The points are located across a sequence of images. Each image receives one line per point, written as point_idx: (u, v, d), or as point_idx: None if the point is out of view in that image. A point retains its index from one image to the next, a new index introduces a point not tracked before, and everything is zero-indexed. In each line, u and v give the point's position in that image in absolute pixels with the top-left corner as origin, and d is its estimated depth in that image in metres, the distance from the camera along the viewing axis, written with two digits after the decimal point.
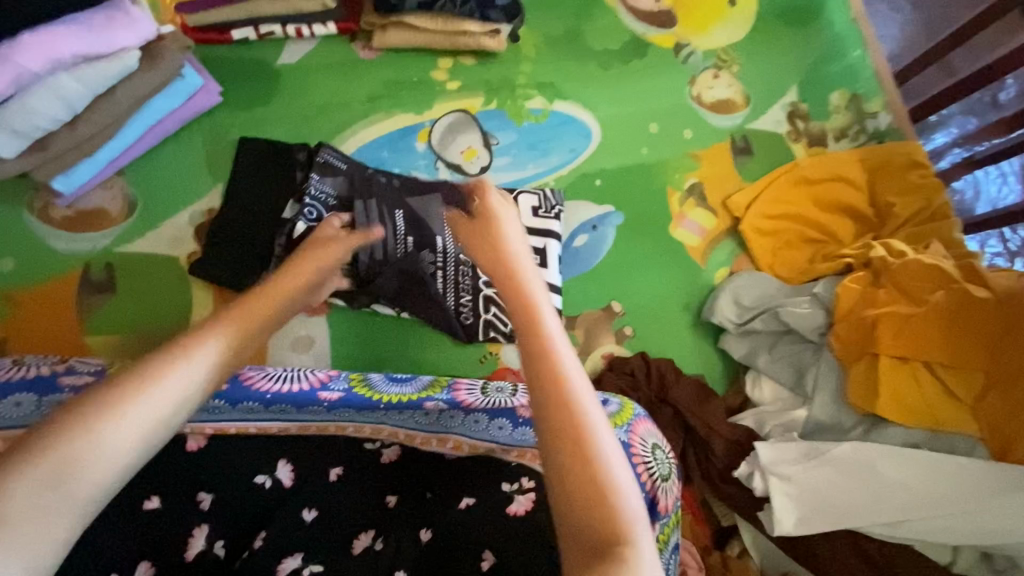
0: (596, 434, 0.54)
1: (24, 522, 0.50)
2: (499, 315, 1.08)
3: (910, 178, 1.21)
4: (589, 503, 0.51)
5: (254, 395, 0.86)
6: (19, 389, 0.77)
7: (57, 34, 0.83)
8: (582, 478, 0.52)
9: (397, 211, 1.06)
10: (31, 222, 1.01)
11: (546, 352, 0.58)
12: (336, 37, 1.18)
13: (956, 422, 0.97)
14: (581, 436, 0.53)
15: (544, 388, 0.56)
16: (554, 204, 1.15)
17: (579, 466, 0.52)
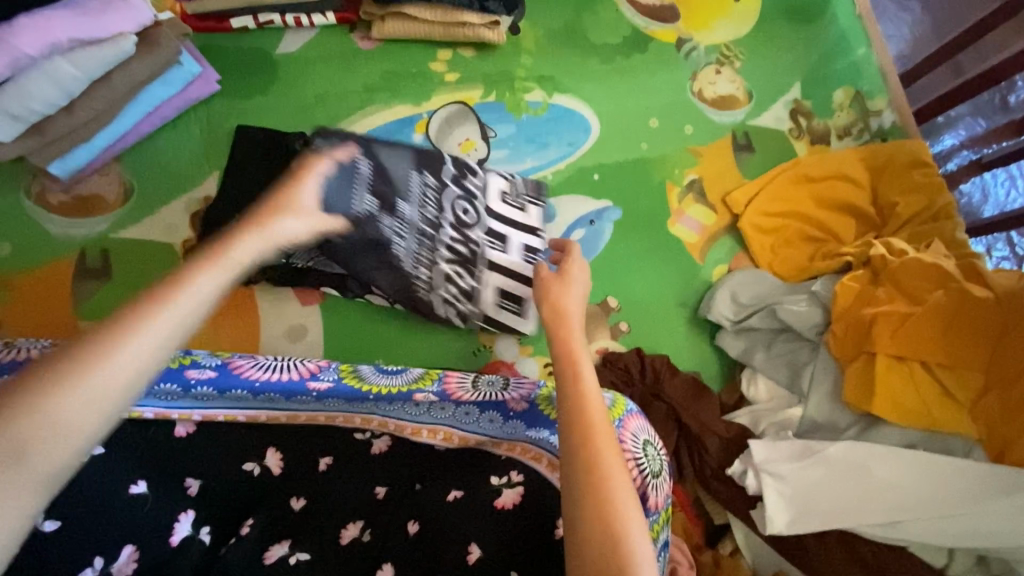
0: (613, 480, 0.57)
1: None
2: (456, 294, 1.08)
3: (913, 176, 1.19)
4: (602, 542, 0.54)
5: (243, 383, 0.86)
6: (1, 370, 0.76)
7: (53, 19, 0.84)
8: (597, 520, 0.55)
9: (362, 161, 0.99)
10: (27, 206, 1.02)
11: (579, 400, 0.63)
12: (335, 27, 1.18)
13: (954, 423, 0.96)
14: (601, 481, 0.57)
15: (568, 434, 0.61)
16: (523, 191, 1.15)
17: (591, 508, 0.55)
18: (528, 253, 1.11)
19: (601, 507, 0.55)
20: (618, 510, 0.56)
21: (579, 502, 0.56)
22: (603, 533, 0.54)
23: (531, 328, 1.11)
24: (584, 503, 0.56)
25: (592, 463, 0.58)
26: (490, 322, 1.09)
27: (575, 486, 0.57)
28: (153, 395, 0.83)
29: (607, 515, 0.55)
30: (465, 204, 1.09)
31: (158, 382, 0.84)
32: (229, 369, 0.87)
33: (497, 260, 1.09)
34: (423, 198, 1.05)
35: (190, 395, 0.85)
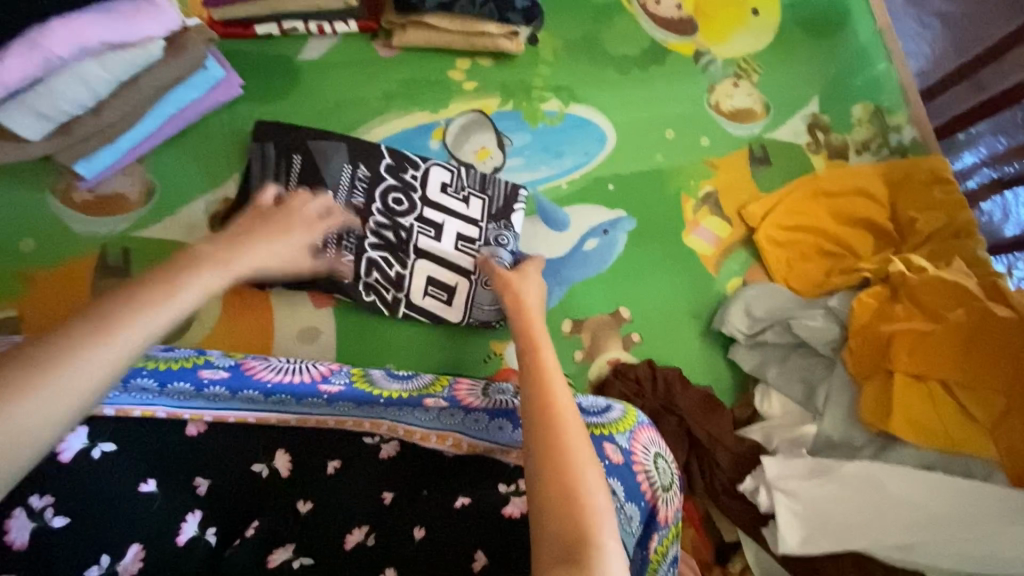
0: (570, 438, 0.61)
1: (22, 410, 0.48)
2: (381, 280, 1.09)
3: (932, 193, 1.18)
4: (561, 494, 0.57)
5: (255, 384, 0.86)
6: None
7: (83, 21, 0.86)
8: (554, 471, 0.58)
9: (295, 155, 1.08)
10: (51, 204, 1.04)
11: (538, 371, 0.67)
12: (357, 35, 1.20)
13: (972, 445, 0.94)
14: (559, 441, 0.60)
15: (531, 401, 0.64)
16: (465, 183, 1.12)
17: (556, 469, 0.58)
18: (461, 242, 1.11)
19: (564, 470, 0.58)
20: (577, 462, 0.59)
21: (545, 465, 0.58)
22: (563, 486, 0.57)
23: (460, 318, 1.10)
24: (544, 457, 0.59)
25: (549, 423, 0.62)
26: (417, 310, 1.09)
27: (535, 448, 0.60)
28: (165, 394, 0.83)
29: (564, 469, 0.58)
30: (399, 194, 1.10)
31: (171, 382, 0.84)
32: (242, 369, 0.87)
33: (427, 248, 1.10)
34: (353, 188, 1.09)
35: (201, 395, 0.84)
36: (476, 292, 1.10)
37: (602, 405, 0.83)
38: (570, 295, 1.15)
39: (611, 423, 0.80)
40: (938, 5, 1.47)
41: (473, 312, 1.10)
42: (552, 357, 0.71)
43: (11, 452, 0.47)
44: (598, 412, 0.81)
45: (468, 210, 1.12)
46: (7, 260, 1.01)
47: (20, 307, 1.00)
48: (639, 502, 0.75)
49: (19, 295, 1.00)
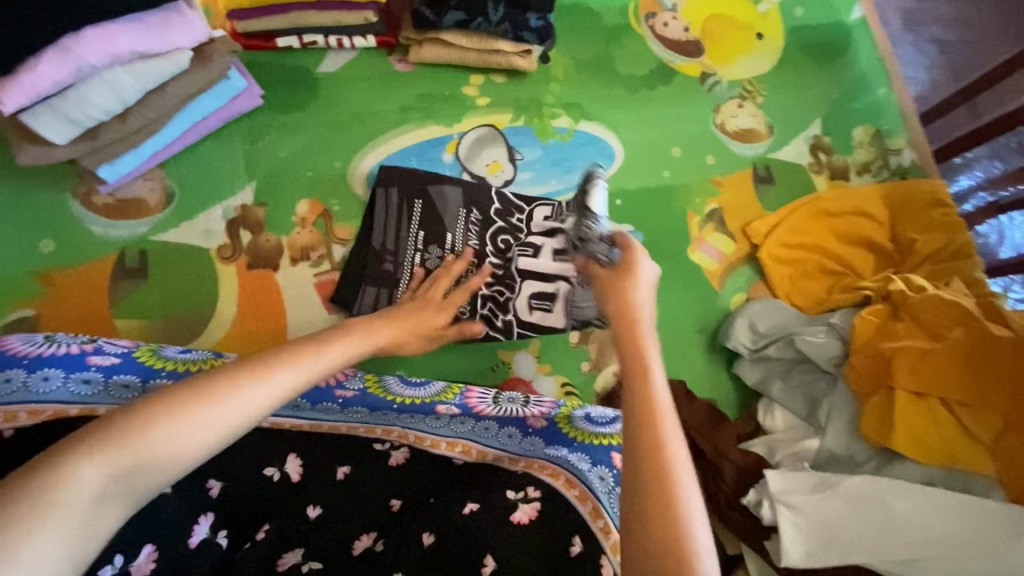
0: (676, 467, 0.53)
1: (184, 429, 0.52)
2: (495, 309, 1.09)
3: (931, 216, 1.21)
4: (661, 528, 0.50)
5: (330, 395, 0.92)
6: (7, 365, 0.78)
7: (115, 30, 0.87)
8: (656, 502, 0.51)
9: (414, 200, 1.12)
10: (72, 206, 1.06)
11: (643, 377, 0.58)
12: (374, 49, 1.23)
13: (971, 460, 0.96)
14: (662, 466, 0.52)
15: (634, 419, 0.55)
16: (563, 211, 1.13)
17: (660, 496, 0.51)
18: (558, 257, 1.11)
19: (666, 505, 0.50)
20: (682, 498, 0.51)
21: (642, 497, 0.51)
22: (663, 521, 0.50)
23: (565, 324, 1.09)
24: (644, 483, 0.52)
25: (654, 445, 0.53)
26: (525, 325, 1.09)
27: (634, 476, 0.53)
28: None
29: (667, 500, 0.51)
30: (509, 235, 1.13)
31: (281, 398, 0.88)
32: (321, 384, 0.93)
33: (530, 267, 1.10)
34: (468, 229, 1.12)
35: None
36: (575, 291, 1.08)
37: None
38: None
39: None
40: (935, 32, 1.52)
41: (573, 313, 1.09)
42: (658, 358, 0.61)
43: (175, 460, 0.52)
44: (606, 424, 0.89)
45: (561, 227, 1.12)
46: (26, 261, 1.03)
47: (39, 307, 1.01)
48: None
49: (38, 295, 1.02)
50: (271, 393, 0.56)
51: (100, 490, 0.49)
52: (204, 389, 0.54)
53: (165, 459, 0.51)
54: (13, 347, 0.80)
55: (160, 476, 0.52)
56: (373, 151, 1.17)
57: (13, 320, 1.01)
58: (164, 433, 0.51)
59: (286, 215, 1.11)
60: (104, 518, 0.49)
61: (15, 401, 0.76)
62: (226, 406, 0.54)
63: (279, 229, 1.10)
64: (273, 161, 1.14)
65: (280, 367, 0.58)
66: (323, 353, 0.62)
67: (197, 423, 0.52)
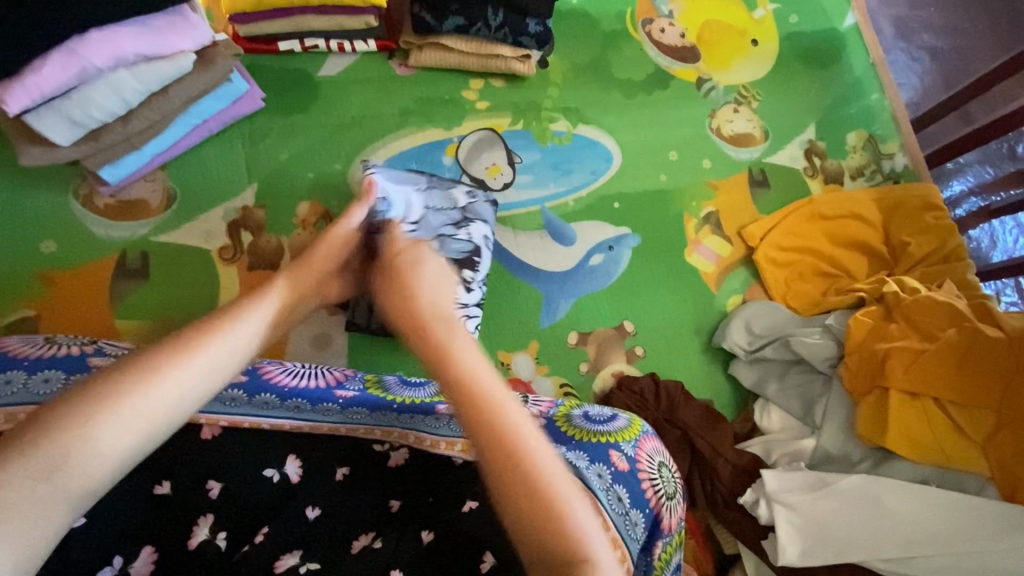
0: (530, 455, 0.56)
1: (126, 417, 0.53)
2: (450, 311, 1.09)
3: (924, 219, 1.23)
4: (540, 520, 0.54)
5: (330, 396, 0.90)
6: (9, 365, 0.78)
7: (120, 33, 0.88)
8: (528, 502, 0.55)
9: None
10: (73, 206, 1.07)
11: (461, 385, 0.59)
12: (375, 54, 1.24)
13: (964, 459, 0.97)
14: (518, 462, 0.56)
15: (475, 431, 0.57)
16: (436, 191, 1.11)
17: (529, 494, 0.55)
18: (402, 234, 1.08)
19: (534, 499, 0.55)
20: (546, 483, 0.55)
21: (513, 501, 0.55)
22: (536, 516, 0.54)
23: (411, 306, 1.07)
24: (509, 490, 0.55)
25: (505, 447, 0.56)
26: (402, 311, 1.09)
27: (498, 485, 0.56)
28: None
29: (535, 493, 0.55)
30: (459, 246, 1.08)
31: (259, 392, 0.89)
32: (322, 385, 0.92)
33: None
34: None
35: (255, 404, 0.88)
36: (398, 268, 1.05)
37: (610, 414, 0.87)
38: (575, 309, 1.19)
39: (617, 431, 0.84)
40: (926, 39, 1.55)
41: None
42: (468, 349, 0.63)
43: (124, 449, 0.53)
44: (603, 421, 0.86)
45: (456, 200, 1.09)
46: (27, 261, 1.03)
47: (38, 308, 1.01)
48: (643, 509, 0.79)
49: (38, 295, 1.02)
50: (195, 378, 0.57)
51: (30, 491, 0.47)
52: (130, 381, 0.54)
53: (107, 455, 0.52)
54: (17, 348, 0.81)
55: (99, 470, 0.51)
56: (373, 154, 1.19)
57: (12, 321, 1.01)
58: (90, 428, 0.51)
59: (286, 217, 1.12)
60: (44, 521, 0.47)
61: (18, 401, 0.76)
62: (158, 391, 0.55)
63: (280, 231, 1.11)
64: (274, 164, 1.15)
65: (195, 353, 0.59)
66: (241, 328, 0.63)
67: (130, 414, 0.53)
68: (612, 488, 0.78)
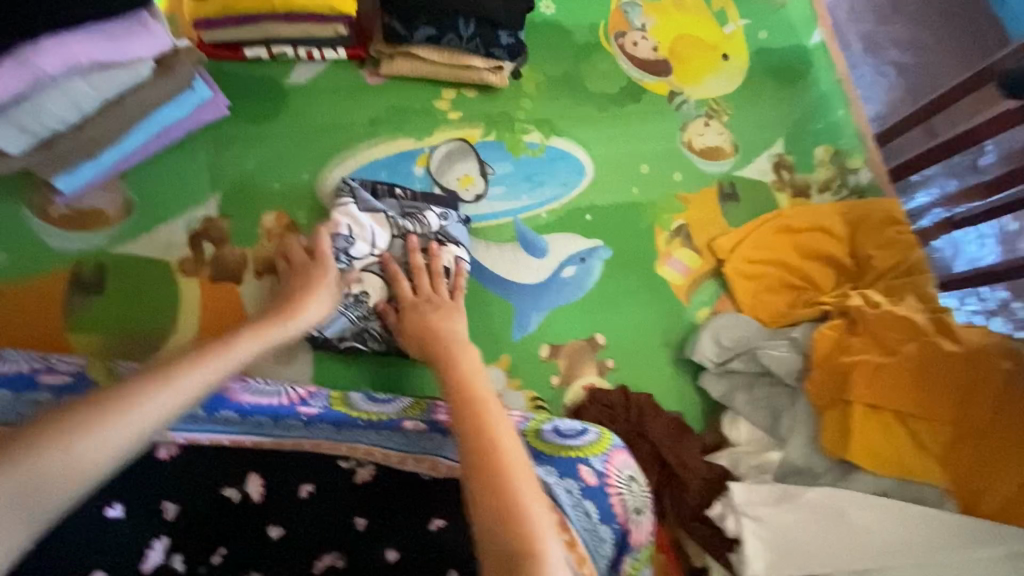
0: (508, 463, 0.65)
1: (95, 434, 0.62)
2: None
3: (887, 234, 1.26)
4: (502, 515, 0.60)
5: (294, 413, 0.86)
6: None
7: (77, 43, 0.85)
8: (496, 499, 0.62)
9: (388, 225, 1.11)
10: (26, 216, 1.03)
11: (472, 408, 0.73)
12: (345, 62, 1.23)
13: (925, 472, 1.00)
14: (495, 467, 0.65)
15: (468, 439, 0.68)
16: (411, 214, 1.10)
17: (497, 497, 0.62)
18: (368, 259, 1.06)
19: (500, 496, 0.62)
20: (516, 486, 0.63)
21: (483, 496, 0.62)
22: (501, 510, 0.61)
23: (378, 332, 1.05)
24: (480, 485, 0.63)
25: (489, 451, 0.66)
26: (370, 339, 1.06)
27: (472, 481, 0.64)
28: None
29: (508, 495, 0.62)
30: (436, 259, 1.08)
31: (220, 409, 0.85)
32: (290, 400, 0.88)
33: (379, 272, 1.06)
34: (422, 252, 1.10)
35: (213, 420, 0.84)
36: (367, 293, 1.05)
37: (578, 428, 0.87)
38: (547, 321, 1.19)
39: (588, 445, 0.84)
40: (892, 55, 1.59)
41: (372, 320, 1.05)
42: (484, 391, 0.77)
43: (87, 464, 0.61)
44: (573, 436, 0.86)
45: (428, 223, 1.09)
46: None
47: None
48: (612, 525, 0.79)
49: None
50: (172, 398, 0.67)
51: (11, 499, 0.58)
52: (112, 401, 0.65)
53: (72, 465, 0.61)
54: None
55: (65, 489, 0.61)
56: (342, 164, 1.17)
57: None
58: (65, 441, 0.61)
59: (251, 228, 1.09)
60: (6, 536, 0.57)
61: None
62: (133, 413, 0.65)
63: (244, 241, 1.08)
64: (238, 173, 1.12)
65: (173, 382, 0.69)
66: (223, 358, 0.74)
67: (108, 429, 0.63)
68: (581, 504, 0.78)
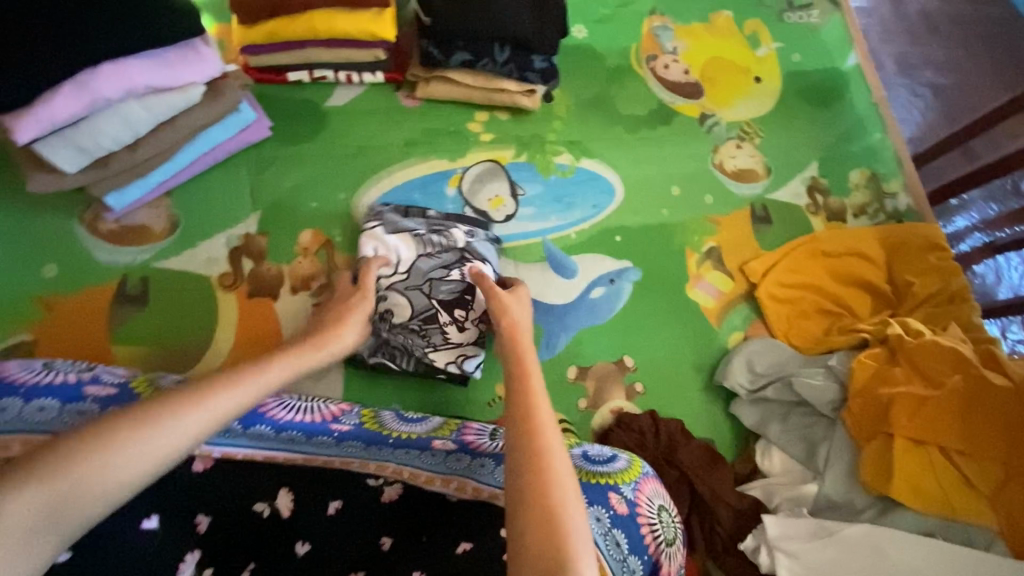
0: (556, 470, 0.62)
1: (132, 453, 0.60)
2: (446, 353, 1.08)
3: (927, 259, 1.21)
4: (545, 525, 0.58)
5: (327, 429, 0.88)
6: (5, 393, 0.78)
7: (133, 67, 0.90)
8: (540, 508, 0.59)
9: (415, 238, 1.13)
10: (78, 231, 1.08)
11: (527, 396, 0.68)
12: (382, 85, 1.26)
13: (971, 511, 0.95)
14: (542, 472, 0.61)
15: (516, 433, 0.65)
16: (437, 229, 1.13)
17: (541, 506, 0.59)
18: (393, 272, 1.10)
19: (544, 506, 0.59)
20: (561, 500, 0.60)
21: (526, 502, 0.59)
22: (546, 520, 0.58)
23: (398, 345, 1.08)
24: (526, 486, 0.61)
25: (537, 452, 0.63)
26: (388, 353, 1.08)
27: (517, 482, 0.61)
28: None
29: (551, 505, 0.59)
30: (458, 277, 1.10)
31: (254, 425, 0.87)
32: (324, 418, 0.90)
33: (402, 285, 1.09)
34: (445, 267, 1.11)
35: (249, 435, 0.86)
36: (391, 305, 1.09)
37: (609, 454, 0.86)
38: (575, 342, 1.18)
39: (618, 472, 0.83)
40: (929, 77, 1.56)
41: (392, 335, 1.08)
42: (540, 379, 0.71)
43: (119, 487, 0.59)
44: (603, 462, 0.84)
45: (456, 239, 1.12)
46: (28, 285, 1.04)
47: (36, 332, 1.01)
48: (642, 556, 0.77)
49: (38, 320, 1.02)
50: (211, 415, 0.65)
51: (42, 516, 0.56)
52: (152, 416, 0.62)
53: (103, 485, 0.59)
54: (12, 374, 0.80)
55: (94, 507, 0.59)
56: (376, 184, 1.19)
57: (10, 345, 1.01)
58: (102, 460, 0.59)
59: (287, 245, 1.12)
60: (36, 550, 0.55)
61: (13, 430, 0.76)
62: (171, 432, 0.62)
63: (282, 258, 1.11)
64: (277, 192, 1.15)
65: (214, 397, 0.66)
66: (262, 376, 0.71)
67: (145, 446, 0.61)
68: (611, 532, 0.76)
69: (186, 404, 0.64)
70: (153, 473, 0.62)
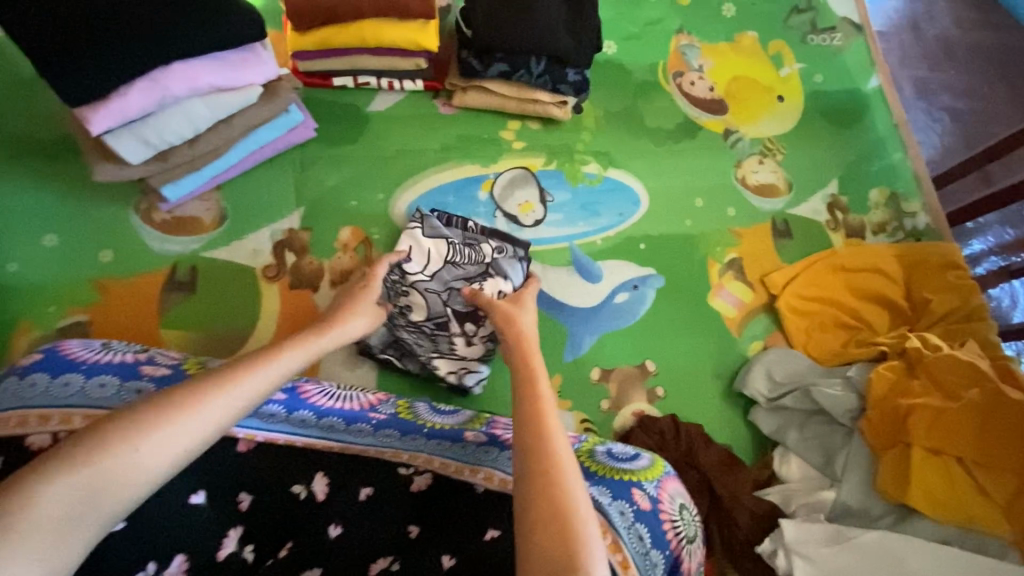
0: (566, 479, 0.64)
1: (157, 439, 0.62)
2: (456, 363, 1.13)
3: (945, 277, 1.24)
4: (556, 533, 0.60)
5: (365, 418, 0.93)
6: (68, 368, 0.83)
7: (200, 66, 0.97)
8: (549, 516, 0.61)
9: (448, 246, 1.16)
10: (133, 220, 1.13)
11: (536, 410, 0.71)
12: (421, 92, 1.32)
13: (988, 520, 0.97)
14: (553, 481, 0.64)
15: (525, 446, 0.68)
16: (467, 242, 1.15)
17: (551, 513, 0.61)
18: (419, 274, 1.13)
19: (554, 516, 0.61)
20: (570, 509, 0.62)
21: (534, 510, 0.62)
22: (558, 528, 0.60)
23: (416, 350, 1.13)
24: (537, 494, 0.63)
25: (546, 463, 0.65)
26: (403, 354, 1.13)
27: (526, 493, 0.63)
28: None
29: (562, 514, 0.61)
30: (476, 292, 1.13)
31: (297, 410, 0.92)
32: (361, 409, 0.94)
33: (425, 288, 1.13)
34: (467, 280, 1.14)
35: (292, 420, 0.90)
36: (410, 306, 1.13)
37: (633, 453, 0.89)
38: (599, 344, 1.22)
39: (640, 470, 0.86)
40: (947, 101, 1.59)
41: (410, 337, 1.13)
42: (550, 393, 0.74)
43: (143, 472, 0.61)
44: (627, 459, 0.88)
45: (483, 254, 1.15)
46: (85, 269, 1.09)
47: (91, 314, 1.07)
48: (665, 550, 0.79)
49: (93, 302, 1.08)
50: (230, 401, 0.67)
51: (72, 505, 0.58)
52: (176, 405, 0.64)
53: (128, 474, 0.61)
54: (74, 351, 0.86)
55: (122, 493, 0.60)
56: (413, 186, 1.25)
57: (65, 324, 1.06)
58: (129, 448, 0.61)
59: (327, 240, 1.17)
60: (70, 540, 0.57)
61: (75, 402, 0.79)
62: (193, 420, 0.64)
63: (322, 254, 1.16)
64: (319, 190, 1.21)
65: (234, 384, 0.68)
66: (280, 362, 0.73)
67: (170, 432, 0.63)
68: (634, 526, 0.78)
69: (208, 391, 0.66)
70: (179, 459, 0.64)
